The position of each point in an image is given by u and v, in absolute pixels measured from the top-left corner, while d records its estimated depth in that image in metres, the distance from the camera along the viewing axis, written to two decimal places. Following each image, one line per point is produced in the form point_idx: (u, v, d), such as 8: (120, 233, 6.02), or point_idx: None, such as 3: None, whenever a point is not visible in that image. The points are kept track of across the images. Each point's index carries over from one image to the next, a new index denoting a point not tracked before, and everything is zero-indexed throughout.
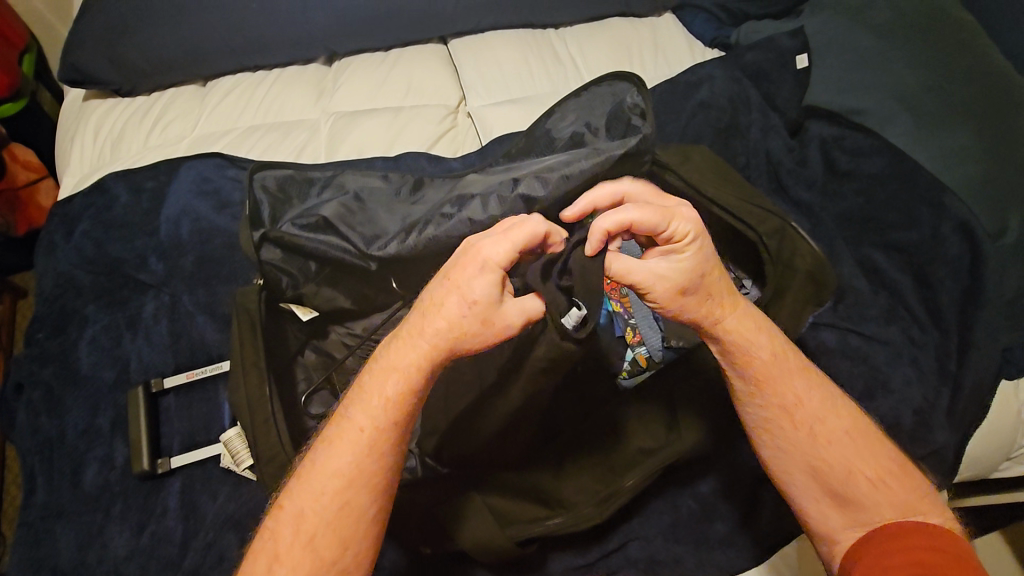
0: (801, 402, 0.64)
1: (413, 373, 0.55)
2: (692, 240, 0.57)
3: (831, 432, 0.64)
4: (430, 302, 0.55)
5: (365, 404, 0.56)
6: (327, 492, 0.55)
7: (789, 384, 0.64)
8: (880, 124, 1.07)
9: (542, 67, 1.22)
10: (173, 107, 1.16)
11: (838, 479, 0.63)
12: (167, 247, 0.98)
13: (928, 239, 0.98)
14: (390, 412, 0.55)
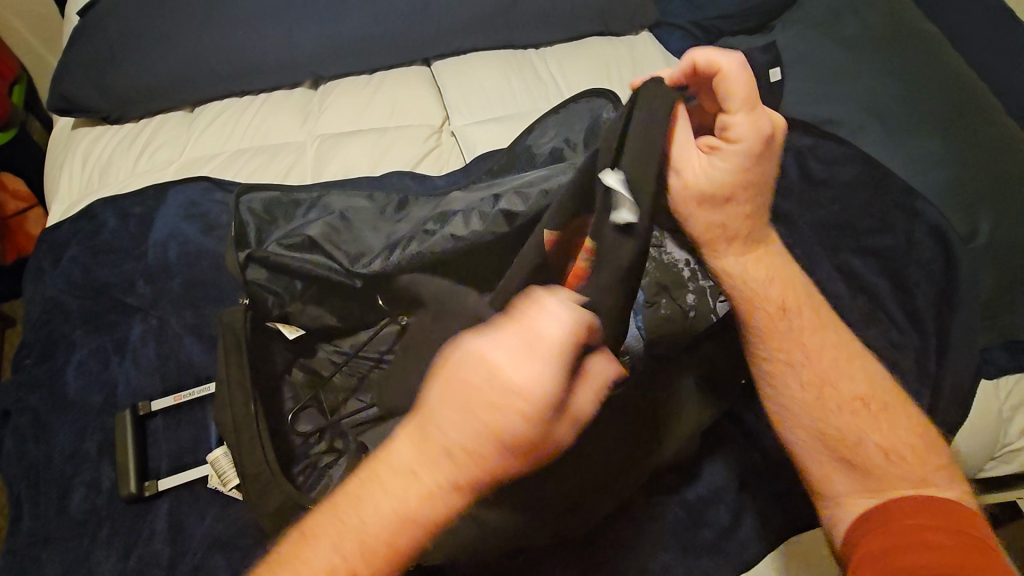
0: (816, 354, 0.66)
1: (443, 492, 0.41)
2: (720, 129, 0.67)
3: (843, 393, 0.65)
4: (465, 433, 0.40)
5: (346, 532, 0.42)
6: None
7: (808, 338, 0.66)
8: (853, 134, 1.10)
9: (523, 86, 1.24)
10: (161, 132, 1.18)
11: (846, 440, 0.64)
12: (155, 270, 0.99)
13: (902, 243, 1.00)
14: (386, 552, 0.42)
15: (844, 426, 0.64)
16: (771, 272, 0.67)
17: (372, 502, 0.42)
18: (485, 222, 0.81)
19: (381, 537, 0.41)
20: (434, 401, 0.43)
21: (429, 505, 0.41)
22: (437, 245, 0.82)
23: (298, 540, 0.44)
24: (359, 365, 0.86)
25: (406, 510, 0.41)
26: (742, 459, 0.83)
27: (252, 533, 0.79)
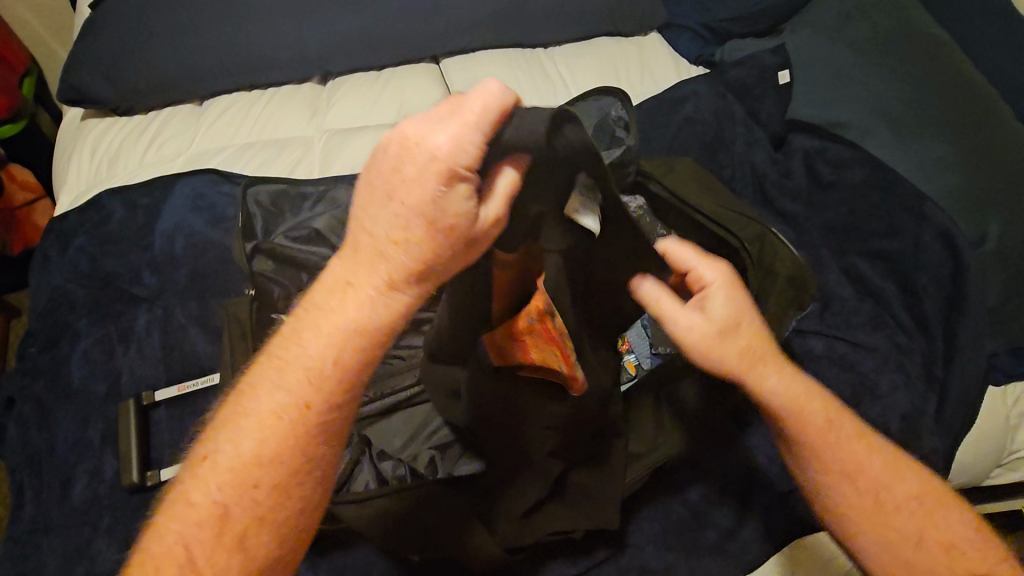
0: (858, 466, 0.63)
1: (366, 333, 0.48)
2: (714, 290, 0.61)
3: (894, 495, 0.63)
4: (387, 224, 0.46)
5: (293, 371, 0.48)
6: (263, 483, 0.48)
7: (844, 447, 0.64)
8: (861, 137, 1.10)
9: (532, 85, 1.25)
10: (169, 125, 1.19)
11: (879, 514, 0.63)
12: (161, 261, 0.99)
13: (911, 247, 0.99)
14: (330, 378, 0.48)
15: (894, 504, 0.63)
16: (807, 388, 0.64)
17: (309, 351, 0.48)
18: None
19: (313, 372, 0.48)
20: (360, 220, 0.47)
21: (349, 344, 0.48)
22: None
23: (243, 382, 0.51)
24: None
25: (333, 346, 0.48)
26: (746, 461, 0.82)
27: None
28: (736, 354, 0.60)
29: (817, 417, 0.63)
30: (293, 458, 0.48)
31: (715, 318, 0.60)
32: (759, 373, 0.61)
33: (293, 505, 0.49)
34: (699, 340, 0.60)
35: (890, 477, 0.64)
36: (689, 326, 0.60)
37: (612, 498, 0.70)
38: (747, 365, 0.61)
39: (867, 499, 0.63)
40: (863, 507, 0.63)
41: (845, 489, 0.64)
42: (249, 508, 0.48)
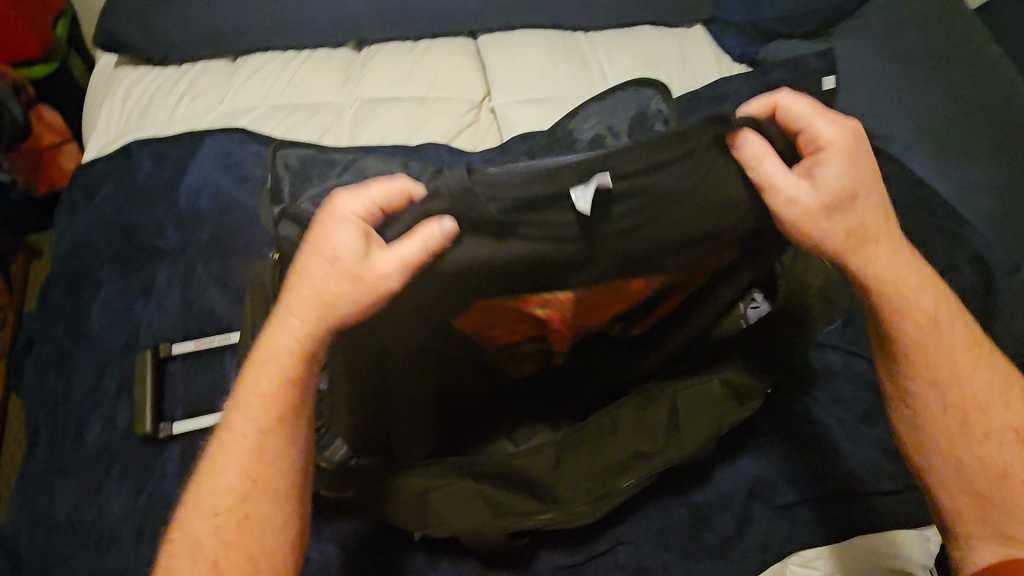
0: (956, 374, 0.60)
1: (285, 361, 0.54)
2: (829, 147, 0.52)
3: (989, 421, 0.60)
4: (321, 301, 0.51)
5: (240, 410, 0.56)
6: (220, 511, 0.55)
7: (949, 353, 0.60)
8: (902, 151, 1.06)
9: (568, 70, 1.22)
10: (202, 80, 1.18)
11: (979, 405, 0.60)
12: (185, 217, 0.99)
13: (942, 269, 0.98)
14: (269, 401, 0.55)
15: (988, 428, 0.60)
16: (935, 297, 0.60)
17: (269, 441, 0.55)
18: None
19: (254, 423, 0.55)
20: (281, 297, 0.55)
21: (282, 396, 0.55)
22: None
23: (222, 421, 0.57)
24: None
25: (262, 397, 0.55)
26: (752, 467, 0.83)
27: None
28: (844, 234, 0.54)
29: (923, 304, 0.59)
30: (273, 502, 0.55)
31: (825, 186, 0.52)
32: (876, 241, 0.56)
33: (271, 527, 0.55)
34: (800, 202, 0.51)
35: (949, 330, 0.61)
36: (800, 190, 0.51)
37: (575, 506, 0.70)
38: (872, 225, 0.55)
39: (955, 419, 0.60)
40: (948, 424, 0.60)
41: (940, 357, 0.60)
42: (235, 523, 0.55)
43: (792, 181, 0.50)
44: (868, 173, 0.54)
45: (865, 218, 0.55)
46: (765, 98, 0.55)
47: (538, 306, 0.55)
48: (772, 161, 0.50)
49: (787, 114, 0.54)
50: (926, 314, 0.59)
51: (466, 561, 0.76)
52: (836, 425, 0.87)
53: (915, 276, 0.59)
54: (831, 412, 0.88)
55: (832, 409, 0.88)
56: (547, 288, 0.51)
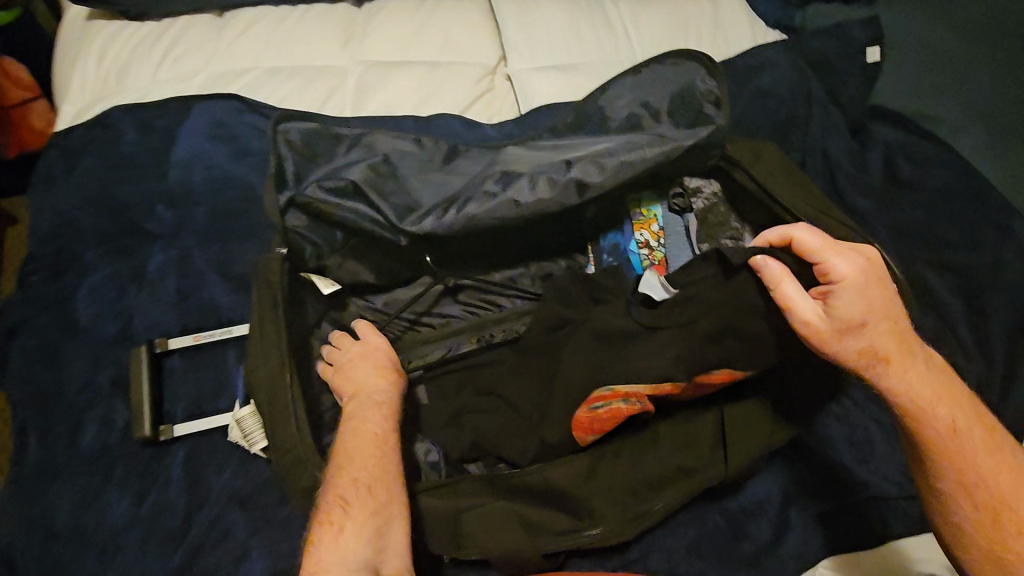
0: (984, 479, 0.58)
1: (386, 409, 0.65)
2: (841, 281, 0.61)
3: (1020, 518, 0.57)
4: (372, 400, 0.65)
5: (339, 496, 0.57)
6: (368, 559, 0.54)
7: (978, 455, 0.59)
8: (952, 133, 1.00)
9: (592, 32, 1.12)
10: (188, 36, 1.06)
11: (1005, 500, 0.57)
12: (177, 195, 0.90)
13: (988, 263, 0.93)
14: (373, 460, 0.60)
15: (1022, 528, 0.56)
16: (955, 405, 0.61)
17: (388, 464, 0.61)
18: (554, 188, 0.77)
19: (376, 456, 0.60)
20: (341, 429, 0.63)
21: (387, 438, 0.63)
22: (497, 209, 0.77)
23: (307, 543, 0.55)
24: (393, 325, 0.86)
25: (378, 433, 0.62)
26: (788, 471, 0.80)
27: (274, 491, 0.75)
28: (856, 356, 0.61)
29: (942, 416, 0.60)
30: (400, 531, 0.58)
31: (842, 312, 0.60)
32: (889, 356, 0.61)
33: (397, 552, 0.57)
34: (814, 326, 0.60)
35: (961, 407, 0.61)
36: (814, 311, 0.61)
37: (610, 523, 0.66)
38: (892, 346, 0.61)
39: (983, 517, 0.57)
40: (978, 526, 0.57)
41: (956, 454, 0.59)
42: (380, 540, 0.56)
43: (807, 303, 0.61)
44: (881, 303, 0.61)
45: (878, 344, 0.61)
46: (782, 230, 0.64)
47: (603, 389, 0.66)
48: (783, 284, 0.62)
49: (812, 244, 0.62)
50: (948, 426, 0.60)
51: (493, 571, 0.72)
52: (875, 428, 0.83)
53: (926, 390, 0.61)
54: (869, 413, 0.84)
55: (870, 409, 0.84)
56: (632, 380, 0.66)
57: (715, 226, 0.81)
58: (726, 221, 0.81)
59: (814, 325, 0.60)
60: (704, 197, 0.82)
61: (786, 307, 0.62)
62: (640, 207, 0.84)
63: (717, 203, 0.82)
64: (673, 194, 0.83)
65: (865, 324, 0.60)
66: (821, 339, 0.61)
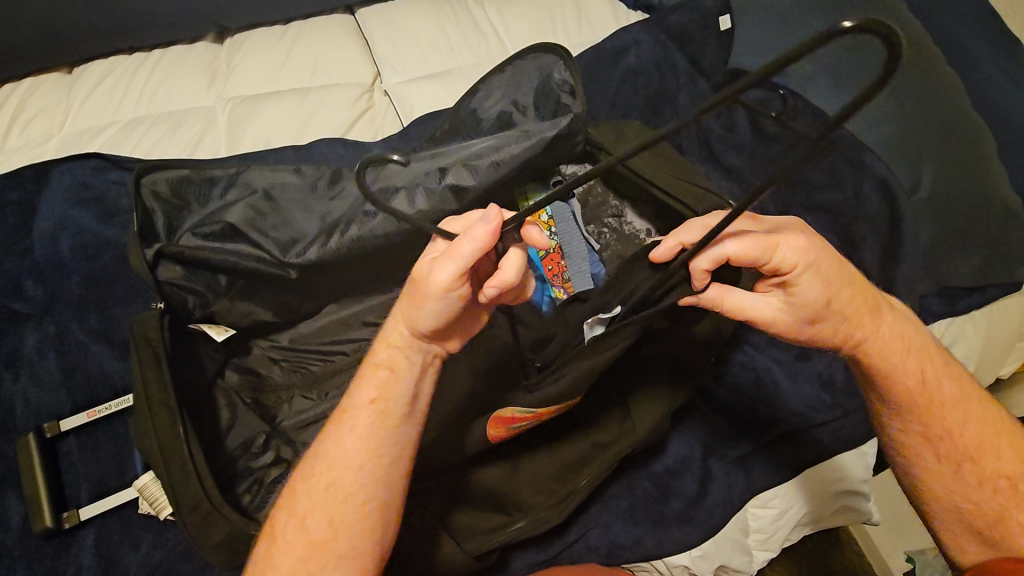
0: (949, 431, 0.60)
1: (397, 370, 0.53)
2: (800, 273, 0.54)
3: (980, 467, 0.60)
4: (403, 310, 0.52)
5: (328, 459, 0.53)
6: (331, 487, 0.52)
7: (943, 410, 0.61)
8: (803, 86, 1.08)
9: (460, 37, 1.13)
10: (34, 98, 0.99)
11: (969, 451, 0.60)
12: (45, 268, 0.85)
13: (850, 198, 1.01)
14: (363, 443, 0.52)
15: (979, 476, 0.60)
16: (920, 356, 0.61)
17: (392, 378, 0.53)
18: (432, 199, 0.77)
19: (349, 460, 0.52)
20: (378, 339, 0.55)
21: (410, 351, 0.53)
22: (378, 228, 0.76)
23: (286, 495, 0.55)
24: (301, 361, 0.82)
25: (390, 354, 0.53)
26: (705, 425, 0.84)
27: (198, 555, 0.72)
28: (832, 333, 0.58)
29: (911, 374, 0.60)
30: (358, 490, 0.52)
31: (803, 301, 0.55)
32: (863, 336, 0.59)
33: (365, 516, 0.52)
34: (773, 321, 0.57)
35: (931, 363, 0.62)
36: (767, 306, 0.56)
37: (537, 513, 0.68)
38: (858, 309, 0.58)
39: (947, 468, 0.61)
40: (943, 476, 0.61)
41: (928, 415, 0.61)
42: (328, 496, 0.52)
43: (758, 304, 0.56)
44: (839, 272, 0.56)
45: (845, 310, 0.57)
46: (706, 256, 0.54)
47: (513, 409, 0.64)
48: (728, 294, 0.56)
49: (744, 251, 0.53)
50: (917, 382, 0.60)
51: None
52: (776, 368, 0.87)
53: (898, 349, 0.60)
54: (769, 356, 0.87)
55: (770, 352, 0.88)
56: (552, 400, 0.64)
57: (598, 207, 0.84)
58: (606, 202, 0.84)
59: (772, 321, 0.57)
60: (582, 181, 0.84)
61: (753, 311, 0.56)
62: (527, 201, 0.82)
63: (595, 184, 0.84)
64: (553, 180, 0.83)
65: (829, 303, 0.56)
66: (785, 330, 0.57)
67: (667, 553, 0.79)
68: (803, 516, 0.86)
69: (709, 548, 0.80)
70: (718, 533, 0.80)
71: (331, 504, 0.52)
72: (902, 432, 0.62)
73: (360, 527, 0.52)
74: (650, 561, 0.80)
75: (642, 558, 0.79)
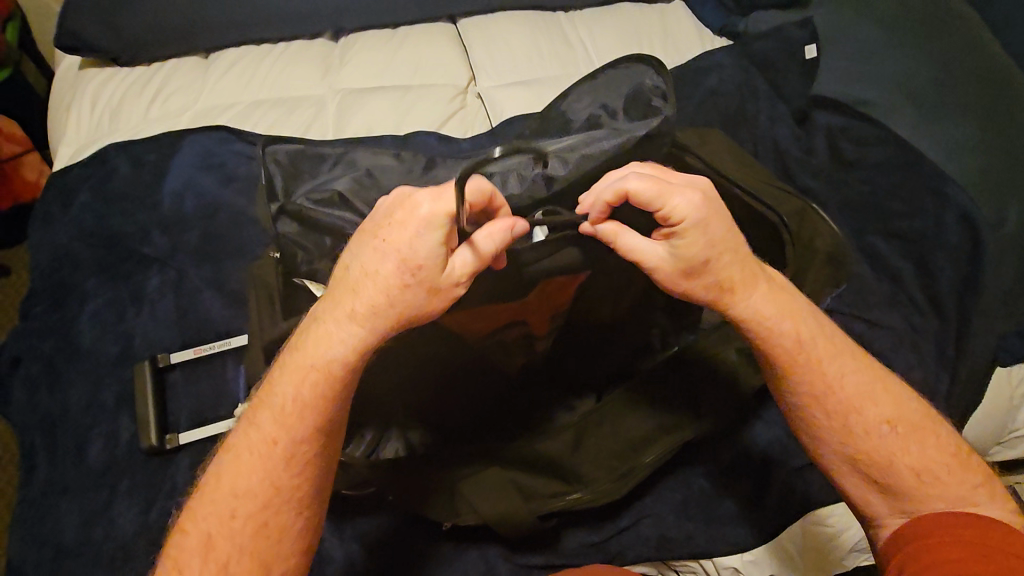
0: (831, 384, 0.62)
1: (334, 372, 0.54)
2: (691, 215, 0.55)
3: (864, 419, 0.61)
4: (370, 306, 0.52)
5: (245, 461, 0.54)
6: (239, 514, 0.54)
7: (826, 361, 0.62)
8: (885, 116, 1.09)
9: (551, 49, 1.21)
10: (175, 77, 1.13)
11: (852, 411, 0.62)
12: (171, 221, 0.95)
13: (930, 228, 1.01)
14: (297, 442, 0.54)
15: (864, 425, 0.61)
16: (788, 308, 0.62)
17: (331, 386, 0.54)
18: (522, 183, 0.82)
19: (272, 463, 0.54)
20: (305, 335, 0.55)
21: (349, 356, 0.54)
22: None
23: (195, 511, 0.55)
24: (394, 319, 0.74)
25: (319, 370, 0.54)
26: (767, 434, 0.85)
27: None
28: (721, 284, 0.59)
29: (784, 330, 0.61)
30: (288, 495, 0.54)
31: (691, 244, 0.56)
32: (743, 285, 0.60)
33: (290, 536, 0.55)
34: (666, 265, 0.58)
35: (810, 327, 0.62)
36: (661, 250, 0.57)
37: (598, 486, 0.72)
38: (738, 261, 0.59)
39: (835, 423, 0.62)
40: (838, 434, 0.62)
41: (817, 377, 0.62)
42: (252, 530, 0.53)
43: (651, 247, 0.57)
44: (723, 217, 0.57)
45: (731, 257, 0.58)
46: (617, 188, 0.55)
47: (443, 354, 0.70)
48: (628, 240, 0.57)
49: (643, 197, 0.55)
50: (789, 338, 0.61)
51: (492, 550, 0.79)
52: None
53: (775, 310, 0.61)
54: None
55: None
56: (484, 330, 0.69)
57: None
58: None
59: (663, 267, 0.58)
60: None
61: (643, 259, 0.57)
62: None
63: None
64: None
65: (715, 248, 0.57)
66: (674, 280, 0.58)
67: (718, 553, 0.80)
68: (863, 540, 0.83)
69: (761, 554, 0.81)
70: (772, 541, 0.81)
71: (249, 528, 0.53)
72: (798, 400, 0.63)
73: (273, 534, 0.54)
74: (699, 559, 0.81)
75: (692, 555, 0.80)
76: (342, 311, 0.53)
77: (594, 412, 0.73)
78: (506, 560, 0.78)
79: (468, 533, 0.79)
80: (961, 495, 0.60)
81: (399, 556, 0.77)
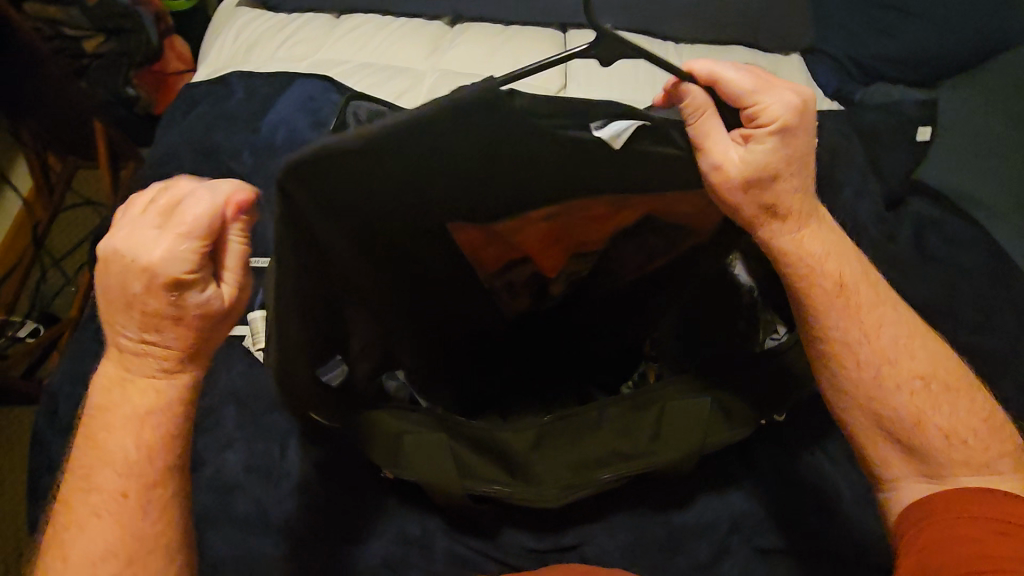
0: (874, 329, 0.60)
1: (164, 398, 0.55)
2: (775, 124, 0.54)
3: (897, 373, 0.60)
4: (146, 318, 0.50)
5: (89, 517, 0.54)
6: (113, 561, 0.54)
7: (868, 307, 0.60)
8: (991, 217, 1.04)
9: (649, 75, 1.18)
10: (306, 29, 1.27)
11: (885, 359, 0.60)
12: (262, 147, 1.08)
13: (1005, 350, 0.92)
14: (137, 473, 0.55)
15: (900, 383, 0.60)
16: (835, 250, 0.60)
17: (156, 408, 0.55)
18: None
19: (119, 507, 0.54)
20: (108, 375, 0.54)
21: (161, 376, 0.54)
22: None
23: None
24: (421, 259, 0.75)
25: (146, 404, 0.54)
26: (741, 504, 0.81)
27: (268, 397, 0.87)
28: (781, 209, 0.58)
29: (831, 272, 0.60)
30: (146, 528, 0.55)
31: (763, 155, 0.55)
32: (799, 218, 0.59)
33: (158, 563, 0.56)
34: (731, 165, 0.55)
35: (853, 264, 0.61)
36: (733, 155, 0.55)
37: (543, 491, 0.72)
38: (795, 189, 0.57)
39: (865, 374, 0.60)
40: (865, 385, 0.60)
41: (852, 323, 0.60)
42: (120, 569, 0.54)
43: (726, 147, 0.55)
44: (804, 134, 0.56)
45: (794, 179, 0.57)
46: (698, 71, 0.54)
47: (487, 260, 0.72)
48: (706, 123, 0.55)
49: (734, 88, 0.54)
50: (836, 280, 0.60)
51: (434, 521, 0.81)
52: (844, 488, 0.82)
53: (820, 246, 0.60)
54: (840, 472, 0.83)
55: (843, 470, 0.83)
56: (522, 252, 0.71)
57: None
58: None
59: (731, 172, 0.55)
60: None
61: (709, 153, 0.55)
62: None
63: None
64: None
65: (779, 167, 0.56)
66: (732, 194, 0.56)
67: None
68: None
69: None
70: None
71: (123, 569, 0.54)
72: (833, 343, 0.61)
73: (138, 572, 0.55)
74: None
75: None
76: (139, 344, 0.52)
77: (551, 424, 0.73)
78: (444, 534, 0.80)
79: (417, 495, 0.82)
80: (983, 463, 0.59)
81: (351, 496, 0.81)
